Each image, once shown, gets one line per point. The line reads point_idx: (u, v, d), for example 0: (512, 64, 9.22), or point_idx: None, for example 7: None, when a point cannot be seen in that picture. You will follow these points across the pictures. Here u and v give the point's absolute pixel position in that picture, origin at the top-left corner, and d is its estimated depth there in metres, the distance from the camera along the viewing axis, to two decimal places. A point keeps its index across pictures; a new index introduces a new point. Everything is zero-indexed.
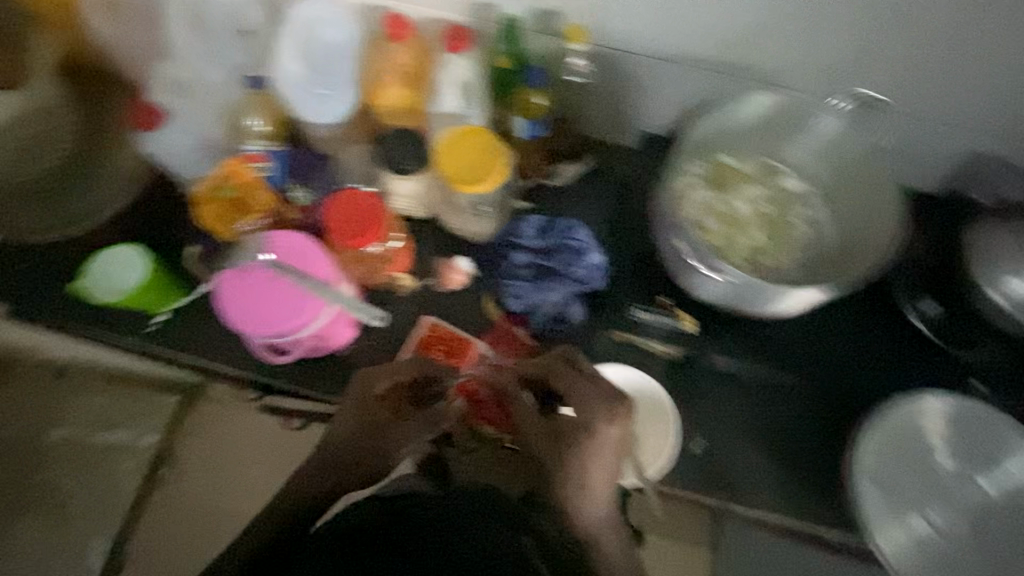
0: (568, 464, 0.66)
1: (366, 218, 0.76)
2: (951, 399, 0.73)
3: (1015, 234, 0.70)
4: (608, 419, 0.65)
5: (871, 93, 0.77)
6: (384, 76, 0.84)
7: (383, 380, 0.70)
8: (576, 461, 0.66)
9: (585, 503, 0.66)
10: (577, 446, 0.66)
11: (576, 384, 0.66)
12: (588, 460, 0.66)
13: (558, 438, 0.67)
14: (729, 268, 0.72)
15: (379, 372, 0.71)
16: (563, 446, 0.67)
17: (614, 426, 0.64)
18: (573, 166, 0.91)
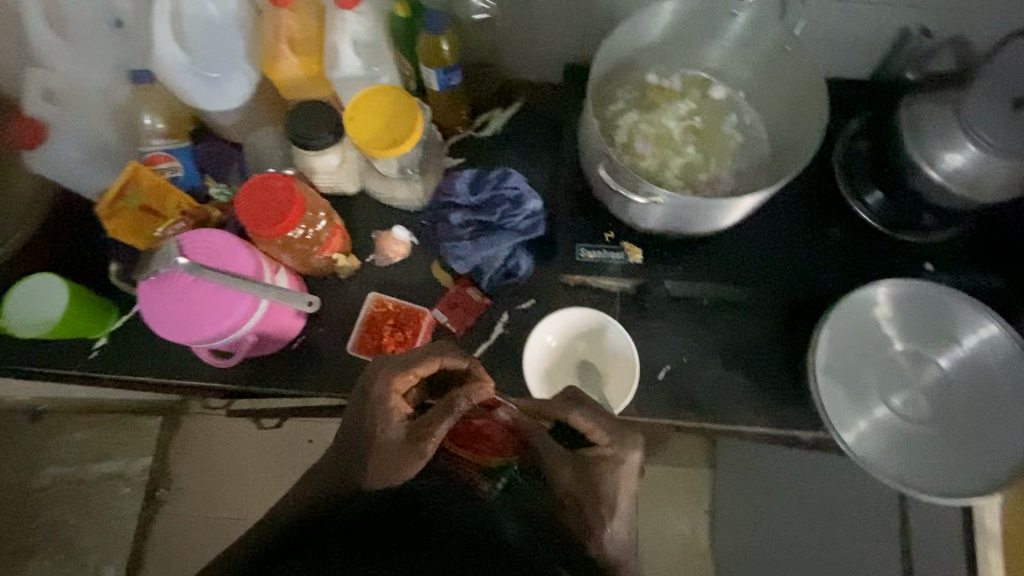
0: (596, 491, 0.58)
1: (282, 203, 0.70)
2: (900, 283, 0.74)
3: (942, 106, 0.69)
4: (629, 446, 0.60)
5: None
6: (274, 45, 0.76)
7: (400, 377, 0.62)
8: (608, 495, 0.58)
9: (608, 527, 0.57)
10: (608, 480, 0.59)
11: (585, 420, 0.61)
12: (618, 493, 0.58)
13: (585, 471, 0.59)
14: (663, 194, 0.67)
15: (389, 370, 0.63)
16: (591, 476, 0.58)
17: (636, 452, 0.60)
18: (502, 113, 0.91)
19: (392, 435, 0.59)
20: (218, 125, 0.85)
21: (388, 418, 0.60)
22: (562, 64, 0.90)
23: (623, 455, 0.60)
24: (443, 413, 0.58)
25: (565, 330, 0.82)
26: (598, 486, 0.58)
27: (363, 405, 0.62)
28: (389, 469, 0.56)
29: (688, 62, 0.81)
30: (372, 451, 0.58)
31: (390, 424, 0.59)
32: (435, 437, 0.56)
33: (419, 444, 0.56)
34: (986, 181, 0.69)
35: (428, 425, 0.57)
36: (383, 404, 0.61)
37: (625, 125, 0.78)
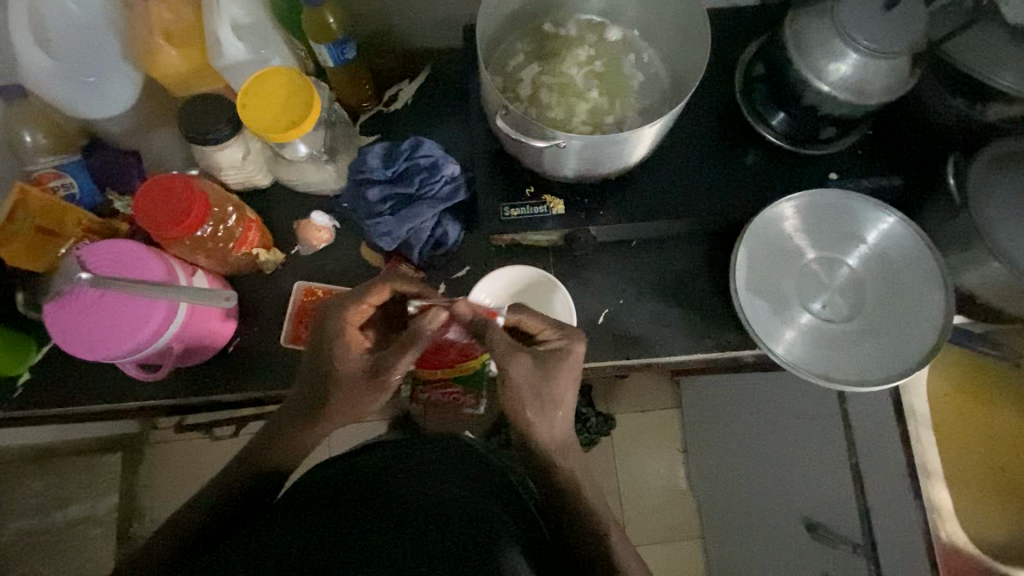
0: (548, 380, 0.62)
1: (182, 203, 0.67)
2: (803, 193, 0.78)
3: (821, 16, 0.71)
4: (569, 336, 0.64)
5: None
6: (149, 40, 0.73)
7: (356, 310, 0.62)
8: (557, 383, 0.63)
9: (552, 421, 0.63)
10: (558, 368, 0.63)
11: (529, 316, 0.65)
12: (567, 380, 0.64)
13: (540, 364, 0.62)
14: (564, 135, 0.67)
15: (342, 303, 0.62)
16: (546, 372, 0.62)
17: (580, 340, 0.64)
18: (410, 86, 0.89)
19: (352, 368, 0.61)
20: (110, 134, 0.81)
21: (352, 353, 0.61)
22: (460, 27, 0.89)
23: (570, 345, 0.64)
24: (407, 346, 0.60)
25: (501, 290, 0.82)
26: (546, 393, 0.63)
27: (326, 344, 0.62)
28: (361, 402, 0.61)
29: (580, 8, 0.81)
30: (335, 381, 0.61)
31: (352, 363, 0.61)
32: (399, 370, 0.61)
33: (384, 378, 0.60)
34: (870, 84, 0.72)
35: (389, 362, 0.60)
36: (347, 343, 0.61)
37: (527, 78, 0.78)
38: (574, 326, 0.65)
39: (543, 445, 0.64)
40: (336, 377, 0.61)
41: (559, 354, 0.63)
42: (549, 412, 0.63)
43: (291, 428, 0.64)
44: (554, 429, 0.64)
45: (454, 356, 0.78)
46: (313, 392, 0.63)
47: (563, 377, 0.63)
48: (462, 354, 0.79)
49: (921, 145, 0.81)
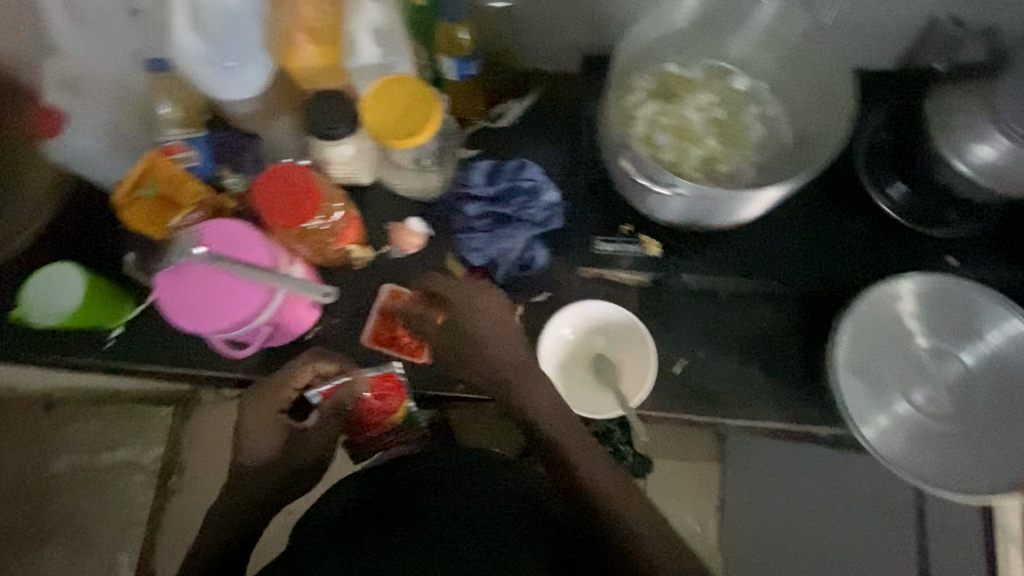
0: (495, 341, 0.77)
1: (299, 194, 0.70)
2: (926, 276, 0.73)
3: (974, 94, 0.67)
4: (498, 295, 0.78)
5: None
6: (293, 37, 0.76)
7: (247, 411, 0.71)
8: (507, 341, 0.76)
9: (535, 381, 0.75)
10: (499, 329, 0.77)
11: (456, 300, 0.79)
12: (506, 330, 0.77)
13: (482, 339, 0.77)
14: (685, 183, 0.65)
15: (251, 402, 0.71)
16: (486, 331, 0.77)
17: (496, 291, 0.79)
18: (517, 103, 0.88)
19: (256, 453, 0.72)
20: (233, 116, 0.85)
21: (273, 429, 0.72)
22: (578, 55, 0.88)
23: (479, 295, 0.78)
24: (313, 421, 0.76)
25: (582, 323, 0.81)
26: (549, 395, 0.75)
27: (262, 432, 0.72)
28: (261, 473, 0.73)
29: (707, 50, 0.79)
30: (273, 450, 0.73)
31: (275, 444, 0.73)
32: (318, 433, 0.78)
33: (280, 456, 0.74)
34: (1018, 169, 0.67)
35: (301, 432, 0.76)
36: (267, 425, 0.72)
37: (645, 116, 0.77)
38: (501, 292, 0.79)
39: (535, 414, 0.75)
40: (284, 450, 0.74)
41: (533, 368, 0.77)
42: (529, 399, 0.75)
43: (290, 479, 0.77)
44: (538, 394, 0.75)
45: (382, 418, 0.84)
46: (265, 464, 0.73)
47: (535, 388, 0.75)
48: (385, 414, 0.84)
49: None
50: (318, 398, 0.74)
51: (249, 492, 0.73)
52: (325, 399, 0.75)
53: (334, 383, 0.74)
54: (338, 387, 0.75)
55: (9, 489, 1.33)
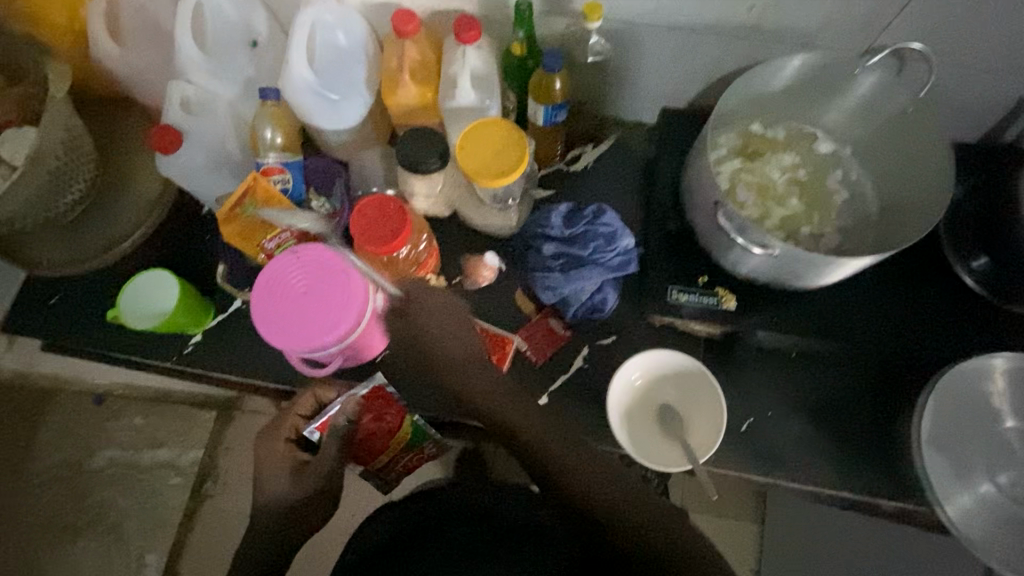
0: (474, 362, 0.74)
1: (393, 223, 0.73)
2: (1015, 356, 0.72)
3: None
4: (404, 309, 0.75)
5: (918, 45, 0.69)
6: (396, 77, 0.81)
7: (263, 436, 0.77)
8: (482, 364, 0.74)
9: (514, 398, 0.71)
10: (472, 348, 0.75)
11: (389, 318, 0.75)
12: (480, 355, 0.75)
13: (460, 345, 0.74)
14: (782, 245, 0.66)
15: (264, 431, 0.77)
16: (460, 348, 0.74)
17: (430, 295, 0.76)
18: (595, 149, 0.93)
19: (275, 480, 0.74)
20: (327, 143, 0.89)
21: (284, 463, 0.75)
22: (659, 108, 0.91)
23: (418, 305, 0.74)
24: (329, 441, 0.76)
25: (652, 370, 0.81)
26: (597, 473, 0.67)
27: (270, 464, 0.74)
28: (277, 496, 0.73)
29: (794, 113, 0.80)
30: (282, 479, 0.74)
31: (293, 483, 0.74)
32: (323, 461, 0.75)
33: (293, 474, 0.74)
34: None
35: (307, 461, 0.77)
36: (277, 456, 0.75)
37: (727, 173, 0.78)
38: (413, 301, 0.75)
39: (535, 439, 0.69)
40: (298, 482, 0.74)
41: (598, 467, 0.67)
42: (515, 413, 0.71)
43: (316, 506, 0.75)
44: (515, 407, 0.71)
45: (386, 442, 0.84)
46: (281, 502, 0.73)
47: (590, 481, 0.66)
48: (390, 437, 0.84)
49: None
50: (316, 434, 0.77)
51: (270, 519, 0.73)
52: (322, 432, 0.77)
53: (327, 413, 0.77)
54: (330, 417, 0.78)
55: (53, 480, 1.34)
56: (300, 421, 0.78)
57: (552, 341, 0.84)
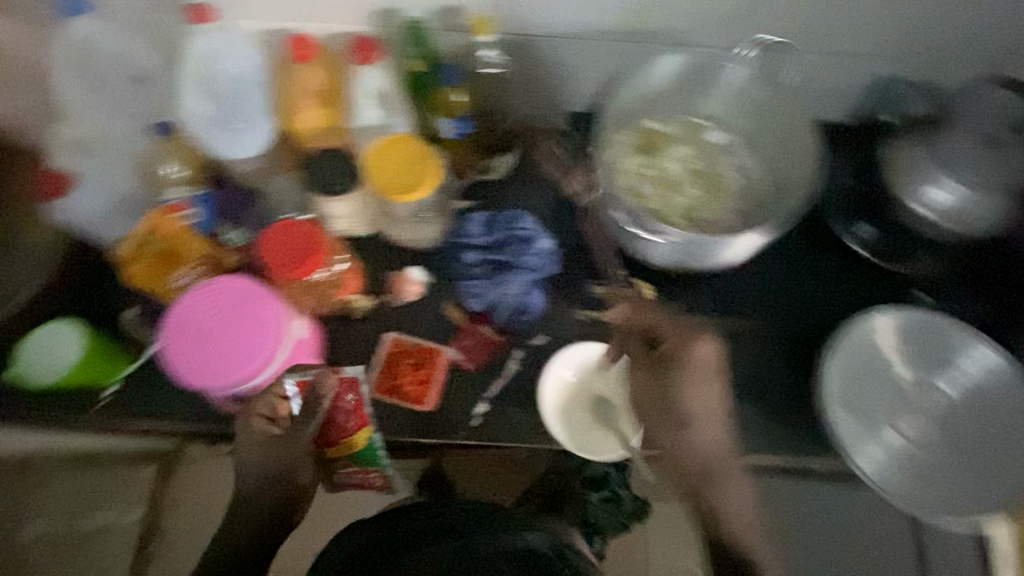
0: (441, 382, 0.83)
1: (305, 247, 0.72)
2: (900, 312, 0.78)
3: (927, 147, 0.76)
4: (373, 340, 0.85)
5: (770, 36, 0.78)
6: (298, 101, 0.81)
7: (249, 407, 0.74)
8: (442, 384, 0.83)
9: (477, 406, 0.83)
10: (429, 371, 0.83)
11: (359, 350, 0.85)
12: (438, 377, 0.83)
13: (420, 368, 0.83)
14: (675, 230, 0.72)
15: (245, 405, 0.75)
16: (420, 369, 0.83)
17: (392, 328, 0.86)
18: (506, 158, 0.90)
19: (251, 455, 0.76)
20: (235, 173, 0.87)
21: (262, 440, 0.75)
22: (565, 112, 0.94)
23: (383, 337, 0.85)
24: (306, 416, 0.76)
25: (582, 364, 0.83)
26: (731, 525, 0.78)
27: (250, 443, 0.75)
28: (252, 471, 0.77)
29: (687, 107, 0.85)
30: (257, 455, 0.76)
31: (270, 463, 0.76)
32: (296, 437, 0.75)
33: (267, 450, 0.76)
34: (967, 211, 0.75)
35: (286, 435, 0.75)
36: (254, 435, 0.74)
37: (630, 168, 0.81)
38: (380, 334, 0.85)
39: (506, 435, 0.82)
40: (271, 455, 0.76)
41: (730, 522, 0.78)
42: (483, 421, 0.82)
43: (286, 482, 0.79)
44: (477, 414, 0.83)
45: (340, 438, 0.80)
46: (257, 477, 0.77)
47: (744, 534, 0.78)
48: (344, 434, 0.80)
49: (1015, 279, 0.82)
50: (294, 389, 0.75)
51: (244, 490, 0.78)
52: (302, 392, 0.75)
53: (307, 376, 0.75)
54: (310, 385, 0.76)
55: None
56: (275, 403, 0.74)
57: (478, 348, 0.85)
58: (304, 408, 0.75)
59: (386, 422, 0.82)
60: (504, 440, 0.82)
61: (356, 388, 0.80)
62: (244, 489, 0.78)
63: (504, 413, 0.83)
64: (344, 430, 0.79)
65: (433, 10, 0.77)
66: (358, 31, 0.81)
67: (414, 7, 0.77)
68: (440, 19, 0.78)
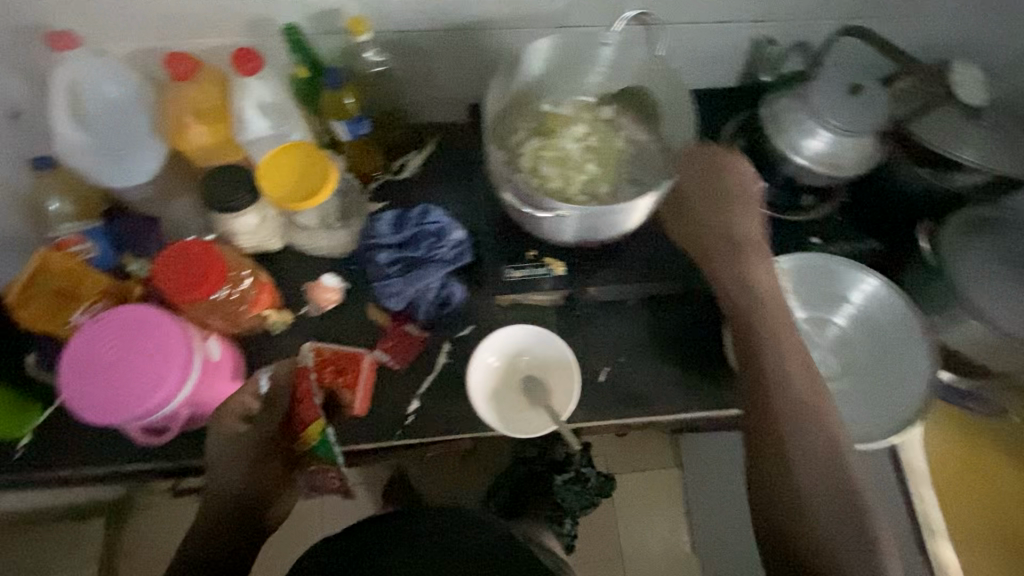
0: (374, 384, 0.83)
1: (204, 265, 0.71)
2: (788, 257, 0.83)
3: (793, 99, 0.80)
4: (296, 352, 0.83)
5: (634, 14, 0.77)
6: (183, 119, 0.79)
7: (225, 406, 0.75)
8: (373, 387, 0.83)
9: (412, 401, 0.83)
10: (353, 377, 0.81)
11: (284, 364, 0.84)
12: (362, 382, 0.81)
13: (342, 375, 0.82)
14: (566, 207, 0.72)
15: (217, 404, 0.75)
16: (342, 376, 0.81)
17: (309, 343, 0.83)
18: (417, 156, 0.94)
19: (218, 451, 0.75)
20: (132, 201, 0.86)
21: (228, 438, 0.75)
22: (465, 105, 0.96)
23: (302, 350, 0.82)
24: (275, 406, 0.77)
25: (505, 349, 0.83)
26: (820, 420, 0.72)
27: (217, 445, 0.75)
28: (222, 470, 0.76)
29: (577, 87, 0.88)
30: (225, 450, 0.75)
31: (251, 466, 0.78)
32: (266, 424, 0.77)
33: (236, 447, 0.76)
34: (842, 158, 0.79)
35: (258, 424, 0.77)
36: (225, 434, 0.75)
37: (529, 151, 0.83)
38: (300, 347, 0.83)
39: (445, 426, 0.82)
40: (240, 449, 0.76)
41: (820, 419, 0.71)
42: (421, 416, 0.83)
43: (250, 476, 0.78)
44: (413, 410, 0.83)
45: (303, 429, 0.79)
46: (225, 477, 0.77)
47: (800, 432, 0.71)
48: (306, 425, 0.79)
49: (904, 212, 0.87)
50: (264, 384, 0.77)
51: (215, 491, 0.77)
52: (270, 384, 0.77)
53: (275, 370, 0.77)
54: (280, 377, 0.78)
55: None
56: (247, 404, 0.76)
57: (405, 346, 0.85)
58: (272, 405, 0.78)
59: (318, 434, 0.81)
60: (441, 434, 0.82)
61: (306, 376, 0.80)
62: (211, 493, 0.77)
63: (439, 407, 0.83)
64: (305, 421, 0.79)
65: (308, 15, 0.78)
66: (236, 44, 0.80)
67: (289, 13, 0.77)
68: (319, 24, 0.79)
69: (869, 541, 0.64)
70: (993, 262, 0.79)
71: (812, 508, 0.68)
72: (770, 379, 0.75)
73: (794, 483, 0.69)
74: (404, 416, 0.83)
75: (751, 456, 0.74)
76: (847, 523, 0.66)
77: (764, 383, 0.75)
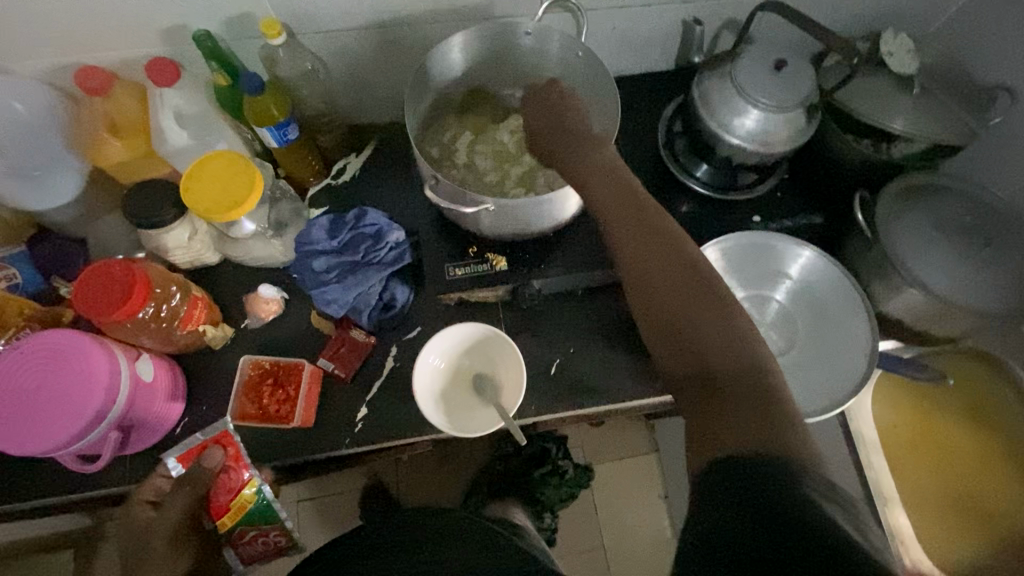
0: (320, 391, 0.82)
1: (120, 288, 0.68)
2: (727, 237, 0.83)
3: (721, 78, 0.80)
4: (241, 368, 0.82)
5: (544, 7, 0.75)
6: (99, 135, 0.77)
7: (142, 488, 0.73)
8: (320, 395, 0.82)
9: (362, 409, 0.82)
10: (298, 387, 0.80)
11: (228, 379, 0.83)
12: (307, 392, 0.80)
13: (284, 385, 0.81)
14: (492, 200, 0.70)
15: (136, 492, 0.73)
16: (290, 387, 0.81)
17: (249, 359, 0.82)
18: (356, 159, 0.94)
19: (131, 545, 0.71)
20: (59, 223, 0.83)
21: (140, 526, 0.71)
22: (401, 103, 0.95)
23: (244, 366, 0.82)
24: (186, 489, 0.72)
25: (450, 349, 0.82)
26: (687, 260, 0.59)
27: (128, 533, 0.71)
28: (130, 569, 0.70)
29: (510, 79, 0.87)
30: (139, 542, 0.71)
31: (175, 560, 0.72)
32: (179, 507, 0.72)
33: (146, 537, 0.71)
34: (774, 134, 0.78)
35: (172, 509, 0.72)
36: (137, 523, 0.71)
37: (462, 147, 0.83)
38: (244, 363, 0.82)
39: (396, 430, 0.81)
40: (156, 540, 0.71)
41: (690, 257, 0.60)
42: (371, 421, 0.81)
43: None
44: (362, 415, 0.82)
45: (228, 501, 0.74)
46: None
47: (673, 276, 0.59)
48: (232, 494, 0.74)
49: (836, 184, 0.90)
50: (178, 467, 0.73)
51: None
52: (186, 465, 0.73)
53: (190, 448, 0.73)
54: (194, 450, 0.74)
55: None
56: (162, 483, 0.74)
57: (351, 353, 0.83)
58: (187, 482, 0.73)
59: (264, 449, 0.79)
60: (391, 440, 0.81)
61: (232, 438, 0.74)
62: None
63: (387, 412, 0.82)
64: (230, 496, 0.74)
65: (221, 20, 0.75)
66: (151, 54, 0.78)
67: (201, 20, 0.75)
68: (232, 30, 0.77)
69: (763, 365, 0.53)
70: (929, 228, 0.79)
71: (711, 347, 0.55)
72: (622, 229, 0.62)
73: (696, 335, 0.56)
74: (354, 423, 0.81)
75: (643, 320, 0.61)
76: (741, 353, 0.53)
77: (624, 233, 0.62)
